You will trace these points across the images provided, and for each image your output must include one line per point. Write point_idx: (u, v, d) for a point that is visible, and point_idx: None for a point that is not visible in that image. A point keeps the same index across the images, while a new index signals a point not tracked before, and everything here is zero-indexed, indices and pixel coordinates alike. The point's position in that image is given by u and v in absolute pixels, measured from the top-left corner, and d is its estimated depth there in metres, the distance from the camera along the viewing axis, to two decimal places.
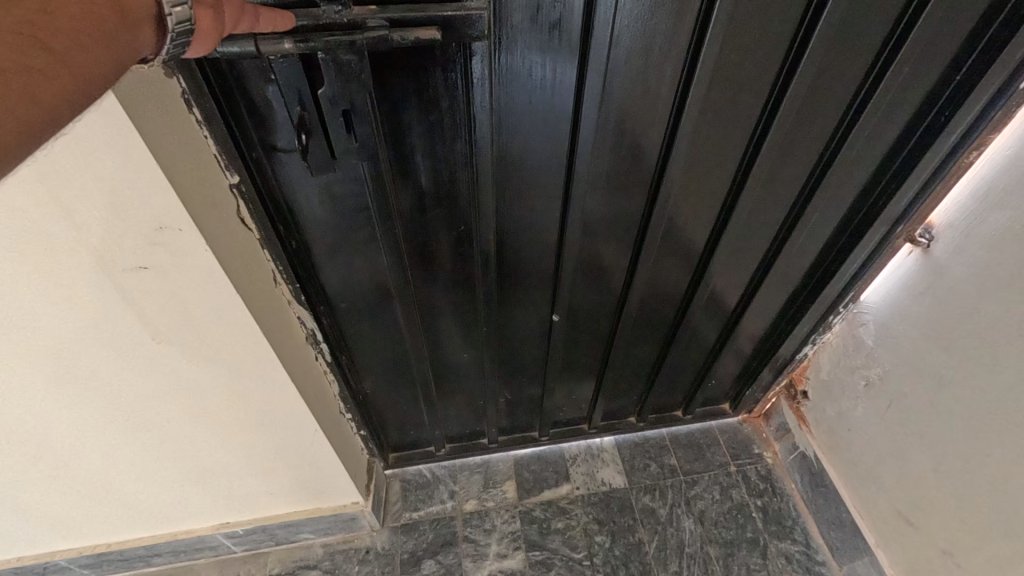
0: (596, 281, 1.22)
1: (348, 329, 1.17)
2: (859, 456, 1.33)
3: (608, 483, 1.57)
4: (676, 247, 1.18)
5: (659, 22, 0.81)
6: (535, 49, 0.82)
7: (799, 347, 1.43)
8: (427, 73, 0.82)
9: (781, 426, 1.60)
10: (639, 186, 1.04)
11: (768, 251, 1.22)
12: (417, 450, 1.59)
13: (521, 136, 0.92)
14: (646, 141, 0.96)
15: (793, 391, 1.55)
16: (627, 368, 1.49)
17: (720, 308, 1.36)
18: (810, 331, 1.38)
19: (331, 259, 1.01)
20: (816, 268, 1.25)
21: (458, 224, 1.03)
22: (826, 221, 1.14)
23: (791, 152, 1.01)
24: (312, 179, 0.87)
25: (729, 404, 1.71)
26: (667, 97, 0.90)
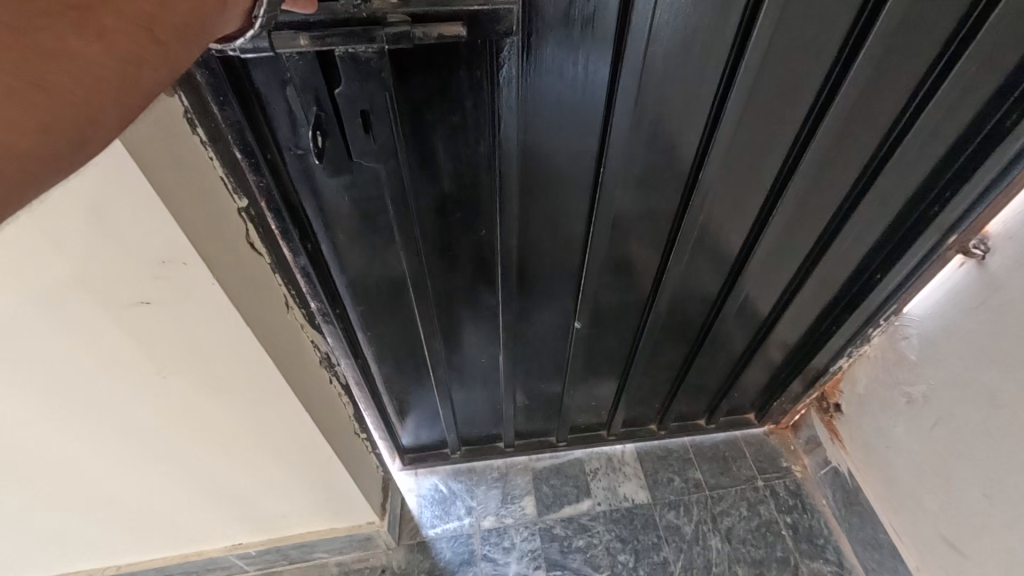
0: (622, 289, 1.16)
1: (365, 339, 1.12)
2: (899, 475, 1.27)
3: (631, 498, 1.51)
4: (708, 254, 1.12)
5: (703, 19, 0.75)
6: (569, 47, 0.75)
7: (833, 360, 1.36)
8: (450, 74, 0.76)
9: (811, 439, 1.54)
10: (672, 193, 0.98)
11: (808, 258, 1.15)
12: (431, 451, 1.55)
13: (552, 141, 0.86)
14: (683, 146, 0.90)
15: (826, 404, 1.48)
16: (651, 377, 1.43)
17: (751, 316, 1.29)
18: (845, 343, 1.31)
19: (350, 268, 0.97)
20: (857, 277, 1.18)
21: (481, 226, 0.97)
22: (871, 229, 1.08)
23: (837, 156, 0.95)
24: (330, 183, 0.82)
25: (754, 413, 1.64)
26: (707, 97, 0.84)
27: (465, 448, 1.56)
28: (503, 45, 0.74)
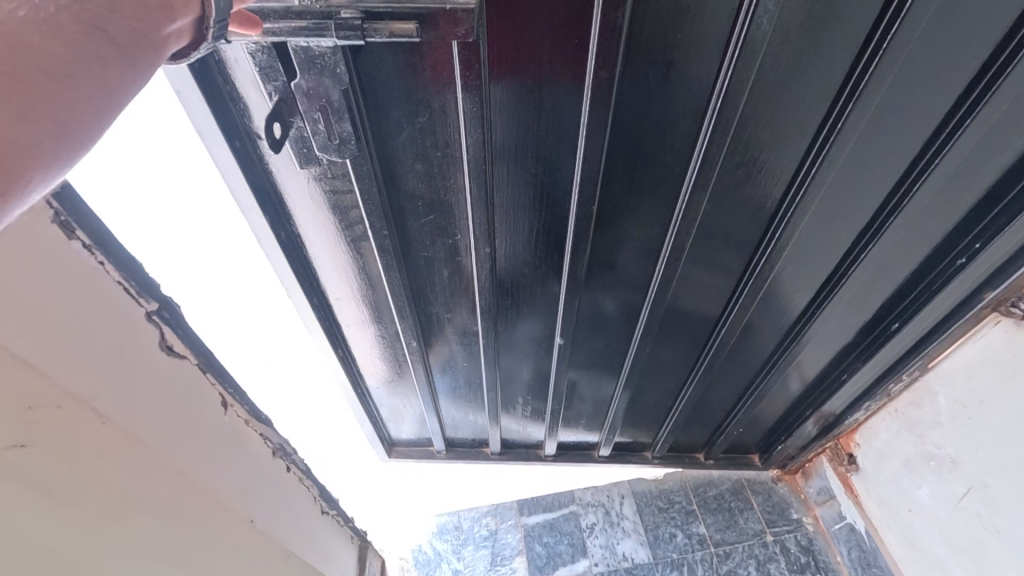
0: (606, 310, 1.11)
1: (345, 326, 1.09)
2: (923, 540, 1.16)
3: (630, 557, 1.44)
4: (697, 284, 1.05)
5: (681, 35, 0.68)
6: (534, 60, 0.70)
7: (847, 408, 1.28)
8: (413, 75, 0.71)
9: (824, 490, 1.45)
10: (657, 215, 0.92)
11: (822, 305, 1.07)
12: (418, 447, 1.49)
13: (525, 151, 0.82)
14: (669, 166, 0.84)
15: (840, 455, 1.39)
16: (642, 406, 1.36)
17: (752, 353, 1.21)
18: (862, 392, 1.22)
19: (324, 259, 0.94)
20: (874, 327, 1.10)
21: (453, 233, 0.93)
22: (889, 273, 0.99)
23: (842, 190, 0.87)
24: (301, 174, 0.78)
25: (758, 455, 1.54)
26: (689, 119, 0.78)
27: (451, 448, 1.49)
28: (466, 48, 0.67)
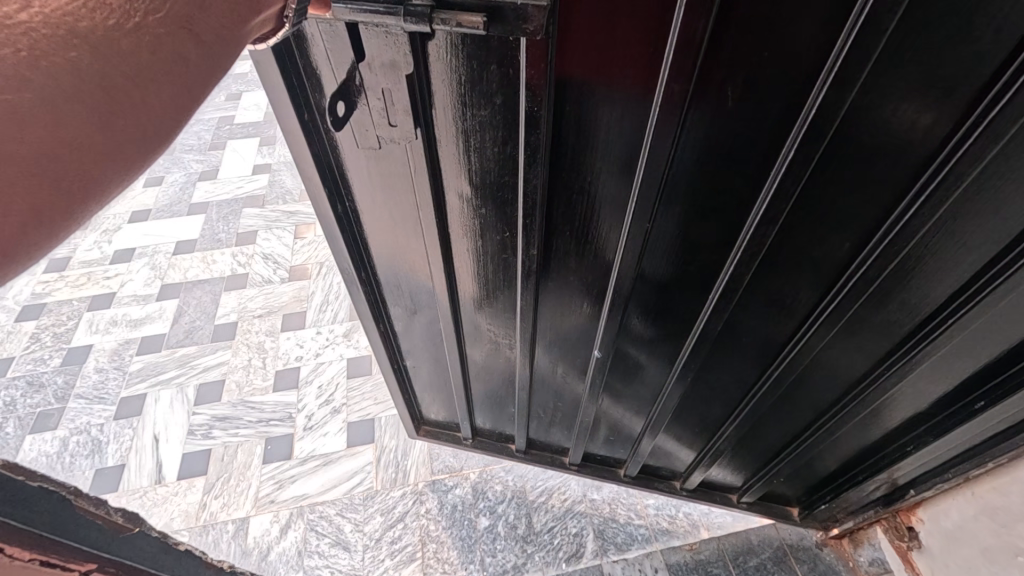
0: (645, 335, 0.98)
1: (389, 302, 1.09)
2: None
3: None
4: (747, 329, 0.89)
5: (760, 51, 0.53)
6: (607, 60, 0.59)
7: (919, 475, 1.09)
8: (480, 67, 0.62)
9: (878, 562, 1.34)
10: (712, 252, 0.77)
11: (888, 373, 0.88)
12: (445, 432, 1.55)
13: (582, 153, 0.70)
14: (731, 194, 0.68)
15: (901, 530, 1.25)
16: (674, 434, 1.25)
17: (801, 406, 1.05)
18: (930, 464, 1.05)
19: (377, 230, 0.92)
20: (953, 401, 0.92)
21: (503, 229, 0.84)
22: (975, 348, 0.80)
23: (934, 249, 0.67)
24: (362, 152, 0.76)
25: (798, 510, 1.41)
26: (767, 143, 0.61)
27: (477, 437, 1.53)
28: (531, 48, 0.58)
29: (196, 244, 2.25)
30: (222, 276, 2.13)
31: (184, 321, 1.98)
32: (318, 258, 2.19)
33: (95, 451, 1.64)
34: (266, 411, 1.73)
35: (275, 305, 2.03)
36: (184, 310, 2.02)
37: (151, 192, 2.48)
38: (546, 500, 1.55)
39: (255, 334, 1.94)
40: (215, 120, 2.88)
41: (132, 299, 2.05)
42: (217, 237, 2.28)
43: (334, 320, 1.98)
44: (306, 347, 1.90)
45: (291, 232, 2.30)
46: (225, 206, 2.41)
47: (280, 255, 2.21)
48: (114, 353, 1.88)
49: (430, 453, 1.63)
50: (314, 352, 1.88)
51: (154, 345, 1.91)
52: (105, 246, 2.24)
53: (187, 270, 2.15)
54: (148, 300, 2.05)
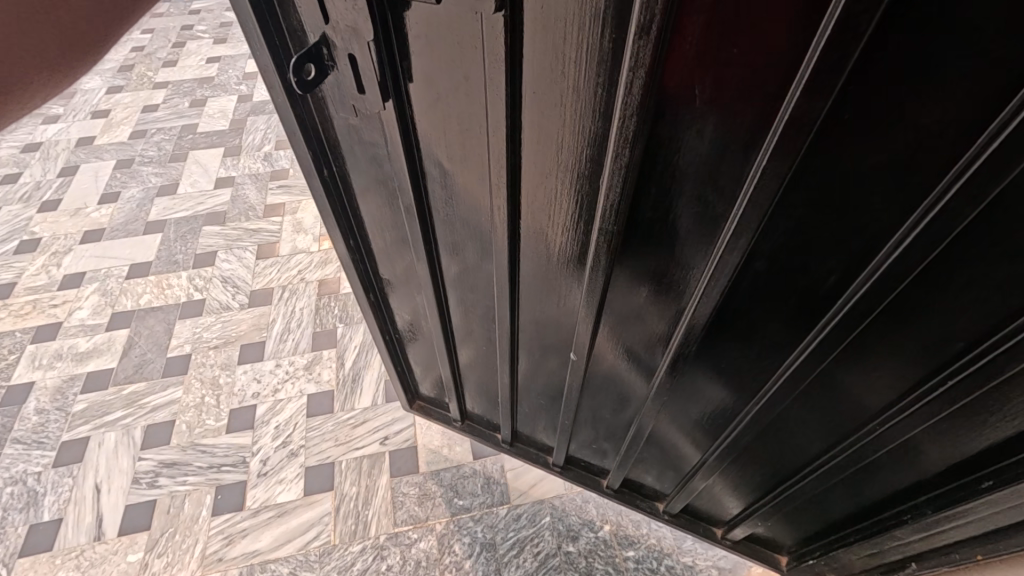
0: (622, 349, 0.90)
1: (381, 274, 1.10)
2: None
3: None
4: (720, 362, 0.79)
5: (732, 44, 0.45)
6: (565, 43, 0.53)
7: (911, 556, 0.95)
8: (443, 42, 0.60)
9: None
10: (685, 273, 0.69)
11: (879, 431, 0.74)
12: (437, 409, 1.55)
13: (549, 146, 0.65)
14: (704, 207, 0.59)
15: None
16: (654, 455, 1.17)
17: (785, 452, 0.91)
18: (922, 546, 0.90)
19: (366, 199, 0.92)
20: (955, 475, 0.75)
21: (479, 217, 0.81)
22: (977, 428, 0.67)
23: (934, 297, 0.55)
24: (346, 116, 0.76)
25: (784, 561, 1.28)
26: (740, 161, 0.53)
27: (467, 421, 1.52)
28: (491, 22, 0.55)
29: (151, 266, 2.11)
30: (177, 302, 1.99)
31: (134, 353, 1.85)
32: (280, 282, 2.05)
33: (31, 504, 1.51)
34: (218, 455, 1.60)
35: (232, 335, 1.89)
36: (135, 341, 1.88)
37: (105, 210, 2.33)
38: (517, 554, 1.43)
39: (211, 368, 1.81)
40: (177, 129, 2.72)
41: (79, 329, 1.91)
42: (174, 259, 2.14)
43: (295, 351, 1.85)
44: (264, 382, 1.77)
45: (253, 252, 2.16)
46: (184, 224, 2.27)
47: (241, 278, 2.07)
48: (57, 392, 1.75)
49: (393, 501, 1.51)
50: (273, 388, 1.75)
51: (100, 382, 1.77)
52: (53, 271, 2.10)
53: (141, 296, 2.01)
54: (98, 329, 1.91)
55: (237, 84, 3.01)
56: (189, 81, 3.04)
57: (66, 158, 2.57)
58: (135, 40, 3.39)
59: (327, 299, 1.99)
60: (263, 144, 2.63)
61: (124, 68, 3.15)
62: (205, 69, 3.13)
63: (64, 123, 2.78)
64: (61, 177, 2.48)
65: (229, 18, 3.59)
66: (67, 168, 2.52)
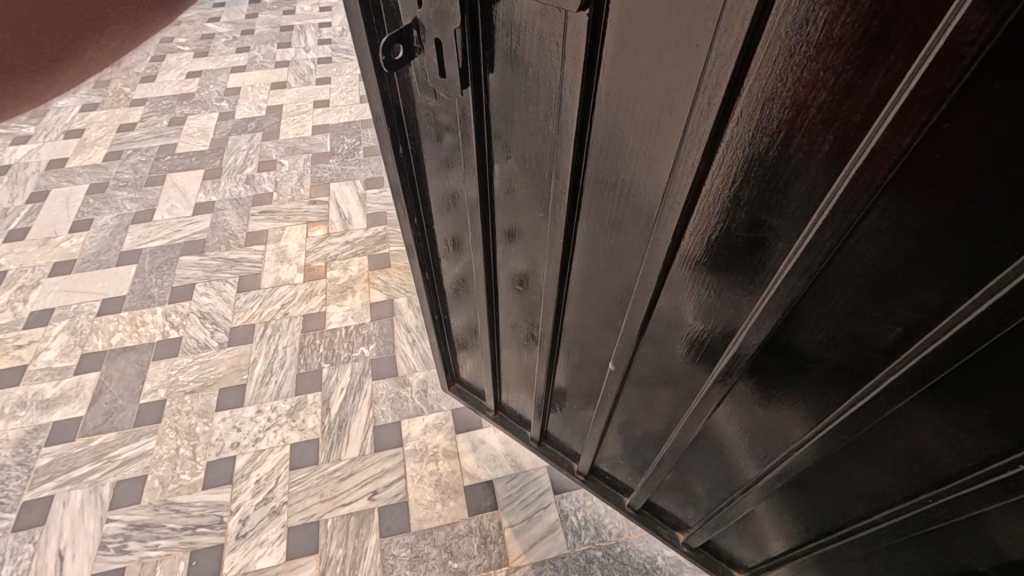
0: (659, 371, 0.85)
1: (438, 257, 1.12)
2: None
3: None
4: (757, 399, 0.73)
5: (819, 64, 0.41)
6: (645, 48, 0.50)
7: None
8: (526, 35, 0.59)
9: None
10: (736, 306, 0.64)
11: (929, 504, 0.63)
12: (474, 398, 1.56)
13: (615, 153, 0.62)
14: (766, 235, 0.55)
15: None
16: (676, 484, 1.09)
17: (817, 509, 0.81)
18: None
19: (434, 182, 0.93)
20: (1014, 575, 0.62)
21: (537, 217, 0.80)
22: None
23: (1015, 364, 0.46)
24: (425, 99, 0.78)
25: None
26: (815, 195, 0.48)
27: (501, 412, 1.50)
28: (575, 21, 0.53)
29: (125, 301, 1.99)
30: (151, 341, 1.87)
31: (104, 400, 1.72)
32: (262, 317, 1.93)
33: None
34: (192, 515, 1.48)
35: (210, 378, 1.77)
36: (105, 386, 1.76)
37: (77, 239, 2.20)
38: None
39: (186, 416, 1.69)
40: (154, 150, 2.59)
41: (45, 373, 1.79)
42: (149, 293, 2.01)
43: (278, 395, 1.73)
44: (243, 431, 1.65)
45: (234, 284, 2.04)
46: (160, 254, 2.14)
47: (220, 314, 1.95)
48: (19, 444, 1.62)
49: (383, 566, 1.40)
50: (253, 438, 1.63)
51: (68, 432, 1.65)
52: (18, 307, 1.97)
53: (113, 335, 1.89)
54: (66, 373, 1.79)
55: (218, 100, 2.89)
56: (168, 97, 2.91)
57: (36, 182, 2.44)
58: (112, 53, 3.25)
59: (312, 336, 1.88)
60: (244, 166, 2.51)
61: (99, 84, 3.01)
62: (185, 85, 3.00)
63: (35, 143, 2.64)
64: (30, 203, 2.34)
65: (211, 29, 3.46)
66: (36, 193, 2.39)
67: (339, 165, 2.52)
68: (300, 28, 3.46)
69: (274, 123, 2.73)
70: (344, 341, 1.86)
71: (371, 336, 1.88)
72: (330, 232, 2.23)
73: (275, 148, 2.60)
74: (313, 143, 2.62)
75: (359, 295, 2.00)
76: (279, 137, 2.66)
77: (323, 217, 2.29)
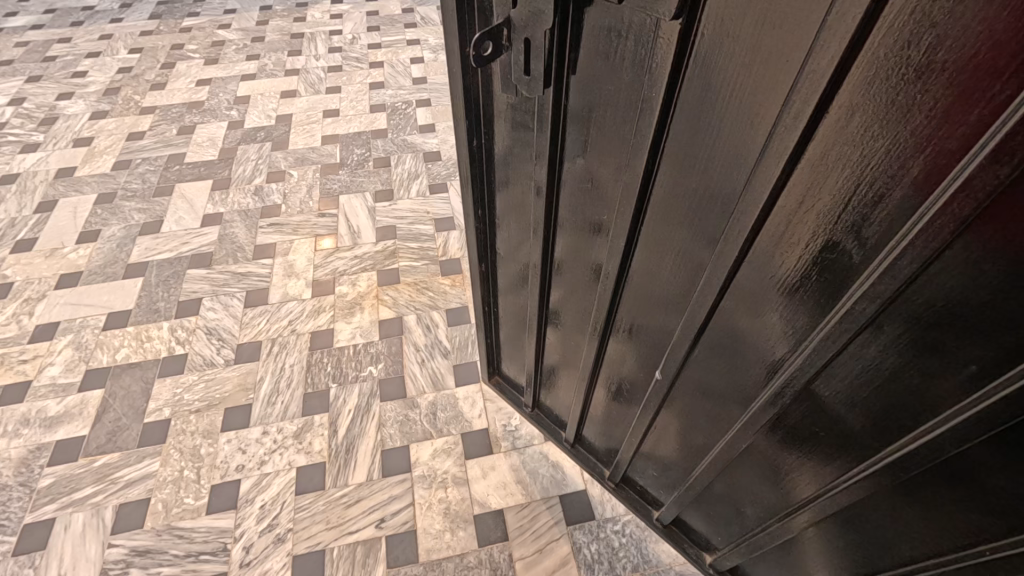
0: (707, 385, 0.84)
1: (496, 246, 1.16)
2: None
3: None
4: (811, 425, 0.71)
5: (915, 85, 0.40)
6: (737, 58, 0.50)
7: None
8: (615, 41, 0.61)
9: None
10: (799, 327, 0.62)
11: (987, 556, 0.60)
12: (512, 390, 1.61)
13: (689, 161, 0.62)
14: (837, 258, 0.53)
15: None
16: (713, 502, 1.07)
17: (865, 549, 0.78)
18: None
19: (503, 173, 0.97)
20: None
21: (603, 216, 0.82)
22: None
23: None
24: (504, 95, 0.80)
25: None
26: (897, 220, 0.46)
27: (535, 408, 1.55)
28: (670, 29, 0.54)
29: (131, 316, 1.96)
30: (156, 358, 1.84)
31: (108, 419, 1.69)
32: (269, 334, 1.90)
33: None
34: (195, 542, 1.45)
35: (215, 398, 1.74)
36: (109, 405, 1.72)
37: (84, 250, 2.18)
38: None
39: (191, 437, 1.65)
40: (163, 159, 2.57)
41: (49, 390, 1.76)
42: (155, 307, 1.98)
43: (284, 416, 1.69)
44: (249, 453, 1.61)
45: (241, 299, 2.01)
46: (167, 267, 2.12)
47: (226, 330, 1.91)
48: (21, 463, 1.59)
49: None
50: (258, 461, 1.60)
51: (71, 452, 1.62)
52: (23, 320, 1.95)
53: (118, 350, 1.86)
54: (70, 389, 1.76)
55: (228, 109, 2.86)
56: (177, 105, 2.89)
57: (45, 191, 2.42)
58: (122, 59, 3.24)
59: (320, 354, 1.84)
60: (253, 177, 2.48)
61: (109, 91, 3.00)
62: (195, 93, 2.98)
63: (45, 151, 2.63)
64: (38, 213, 2.32)
65: (221, 36, 3.45)
66: (44, 203, 2.37)
67: (349, 176, 2.48)
68: (310, 36, 3.44)
69: (283, 133, 2.71)
70: (352, 361, 1.83)
71: (379, 355, 1.85)
72: (338, 246, 2.19)
73: (284, 158, 2.57)
74: (323, 153, 2.59)
75: (368, 313, 1.97)
76: (288, 147, 2.63)
77: (332, 230, 2.25)
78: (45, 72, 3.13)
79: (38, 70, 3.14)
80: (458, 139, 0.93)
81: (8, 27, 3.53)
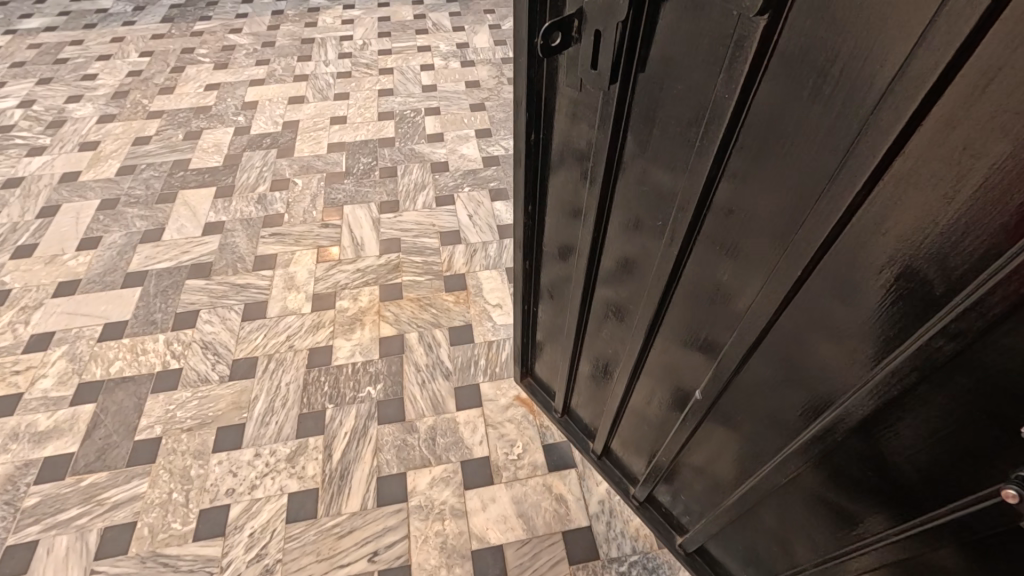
0: (751, 410, 0.80)
1: (542, 246, 1.14)
2: None
3: None
4: (867, 463, 0.66)
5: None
6: (822, 62, 0.47)
7: None
8: (688, 39, 0.59)
9: None
10: (861, 359, 0.58)
11: None
12: (540, 395, 1.61)
13: (757, 170, 0.59)
14: (913, 289, 0.50)
15: None
16: (747, 533, 1.02)
17: None
18: None
19: (557, 170, 0.95)
20: None
21: (656, 223, 0.79)
22: None
23: None
24: (569, 87, 0.79)
25: None
26: (991, 253, 0.43)
27: (566, 415, 1.54)
28: (751, 27, 0.51)
29: (127, 326, 1.91)
30: (151, 372, 1.79)
31: (98, 436, 1.64)
32: (266, 349, 1.84)
33: None
34: (180, 570, 1.38)
35: (208, 416, 1.68)
36: (100, 420, 1.67)
37: (83, 257, 2.14)
38: None
39: (181, 457, 1.59)
40: (167, 165, 2.54)
41: (40, 403, 1.71)
42: (153, 319, 1.94)
43: (277, 438, 1.63)
44: (240, 476, 1.55)
45: (239, 312, 1.95)
46: (166, 276, 2.07)
47: (223, 344, 1.86)
48: (7, 481, 1.54)
49: None
50: (249, 484, 1.53)
51: (57, 470, 1.57)
52: (19, 328, 1.91)
53: (112, 363, 1.81)
54: (61, 404, 1.71)
55: (235, 114, 2.83)
56: (184, 110, 2.86)
57: (48, 196, 2.39)
58: (132, 63, 3.22)
59: (318, 372, 1.78)
60: (257, 184, 2.43)
61: (118, 94, 2.98)
62: (203, 98, 2.95)
63: (51, 155, 2.60)
64: (39, 218, 2.30)
65: (232, 40, 3.42)
66: (46, 208, 2.34)
67: (354, 185, 2.43)
68: (321, 41, 3.40)
69: (289, 139, 2.66)
70: (350, 380, 1.76)
71: (379, 374, 1.78)
72: (342, 258, 2.14)
73: (289, 165, 2.53)
74: (328, 161, 2.54)
75: (369, 329, 1.90)
76: (294, 154, 2.59)
77: (336, 241, 2.20)
78: (56, 75, 3.12)
79: (50, 72, 3.14)
80: (518, 128, 0.93)
81: (23, 29, 3.54)
